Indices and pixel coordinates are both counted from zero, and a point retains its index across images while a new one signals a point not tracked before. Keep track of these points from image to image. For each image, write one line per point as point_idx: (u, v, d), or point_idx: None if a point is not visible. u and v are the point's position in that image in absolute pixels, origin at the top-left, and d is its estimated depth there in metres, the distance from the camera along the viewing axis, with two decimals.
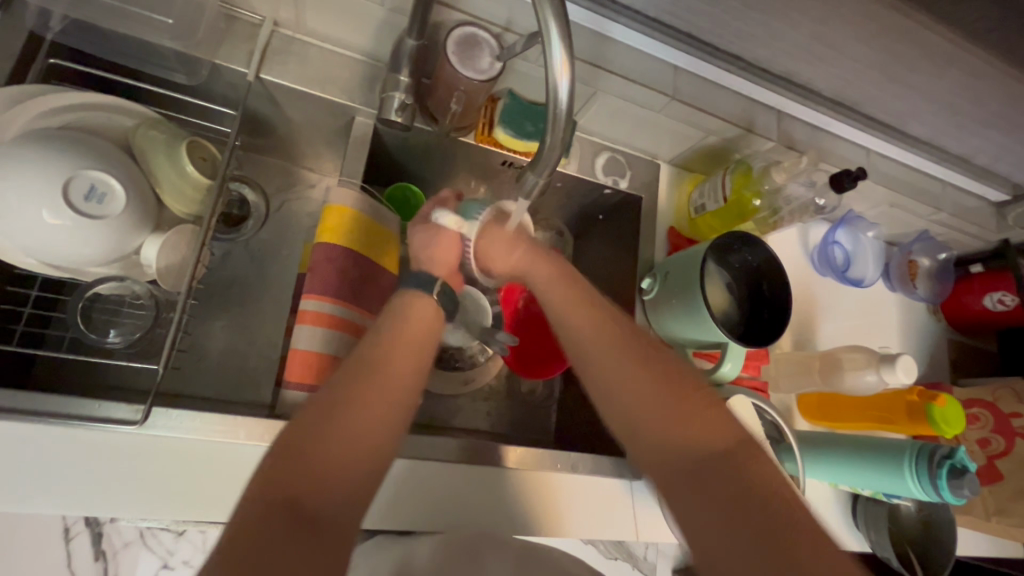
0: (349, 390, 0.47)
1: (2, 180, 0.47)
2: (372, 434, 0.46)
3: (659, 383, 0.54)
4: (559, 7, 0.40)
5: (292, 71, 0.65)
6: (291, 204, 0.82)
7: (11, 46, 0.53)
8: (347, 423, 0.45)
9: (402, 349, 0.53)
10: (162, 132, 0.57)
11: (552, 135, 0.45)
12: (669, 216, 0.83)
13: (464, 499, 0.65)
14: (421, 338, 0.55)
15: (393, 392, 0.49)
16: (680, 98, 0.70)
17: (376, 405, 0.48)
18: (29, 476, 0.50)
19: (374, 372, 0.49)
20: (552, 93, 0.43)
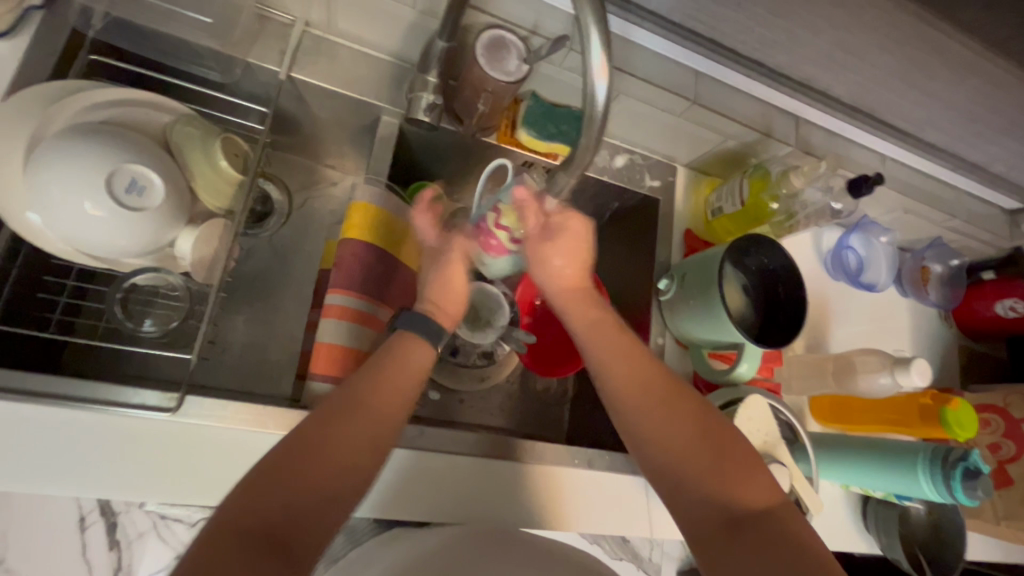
0: (320, 421, 0.49)
1: (47, 173, 0.48)
2: (338, 469, 0.47)
3: (685, 420, 0.57)
4: (600, 13, 0.41)
5: (322, 70, 0.66)
6: (313, 202, 0.83)
7: (54, 42, 0.55)
8: (314, 451, 0.47)
9: (379, 382, 0.53)
10: (196, 127, 0.59)
11: (586, 137, 0.46)
12: (685, 218, 0.84)
13: (476, 492, 0.66)
14: (401, 370, 0.56)
15: (367, 427, 0.50)
16: (701, 102, 0.71)
17: (349, 450, 0.48)
18: (48, 464, 0.51)
19: (353, 404, 0.51)
20: (589, 96, 0.43)
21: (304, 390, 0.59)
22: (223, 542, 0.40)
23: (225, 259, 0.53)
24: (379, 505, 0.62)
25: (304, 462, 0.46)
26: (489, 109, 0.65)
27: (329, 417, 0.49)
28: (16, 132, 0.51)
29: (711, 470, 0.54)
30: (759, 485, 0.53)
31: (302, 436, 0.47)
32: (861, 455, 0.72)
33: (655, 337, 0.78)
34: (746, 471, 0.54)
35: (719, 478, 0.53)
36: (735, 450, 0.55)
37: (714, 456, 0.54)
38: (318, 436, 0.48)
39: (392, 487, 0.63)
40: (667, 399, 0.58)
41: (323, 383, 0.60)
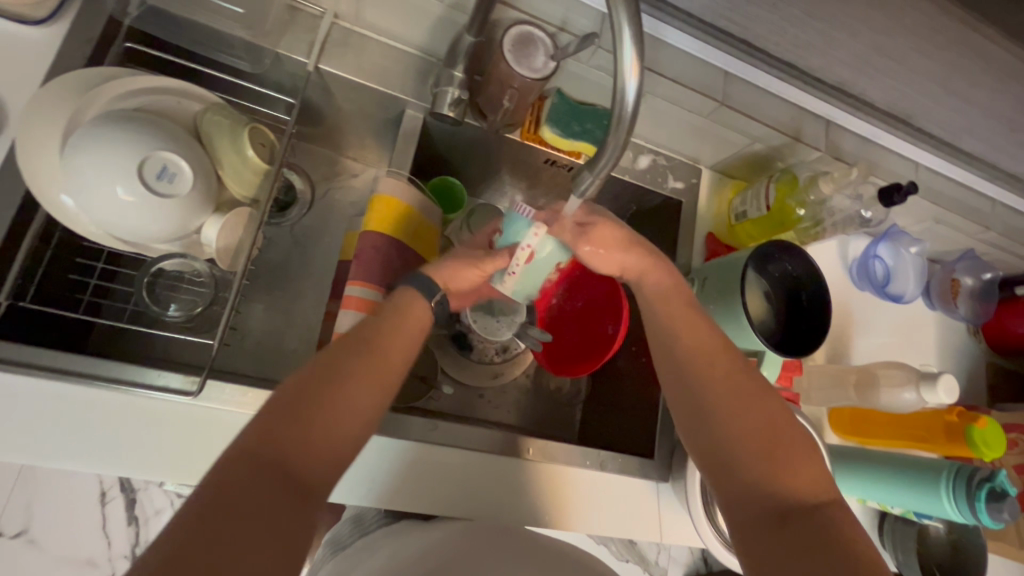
0: (340, 368, 0.49)
1: (83, 159, 0.50)
2: (355, 418, 0.48)
3: (736, 389, 0.57)
4: (634, 10, 0.40)
5: (349, 63, 0.67)
6: (334, 193, 0.84)
7: (92, 30, 0.57)
8: (333, 397, 0.47)
9: (395, 337, 0.54)
10: (226, 117, 0.59)
11: (614, 138, 0.45)
12: (708, 221, 0.82)
13: (487, 488, 0.66)
14: (414, 330, 0.56)
15: (384, 380, 0.51)
16: (729, 104, 0.70)
17: (360, 403, 0.48)
18: (67, 441, 0.52)
19: (369, 356, 0.51)
20: (619, 97, 0.43)
21: None
22: (243, 475, 0.40)
23: (250, 248, 0.54)
24: (390, 495, 0.63)
25: (321, 406, 0.46)
26: (514, 105, 0.64)
27: (338, 366, 0.49)
28: (55, 116, 0.52)
29: (755, 442, 0.54)
30: (808, 467, 0.53)
31: (323, 380, 0.47)
32: (880, 469, 0.71)
33: None
34: (794, 452, 0.53)
35: (766, 462, 0.53)
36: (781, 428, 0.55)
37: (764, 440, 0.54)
38: (338, 383, 0.48)
39: (403, 479, 0.63)
40: (725, 376, 0.58)
41: None
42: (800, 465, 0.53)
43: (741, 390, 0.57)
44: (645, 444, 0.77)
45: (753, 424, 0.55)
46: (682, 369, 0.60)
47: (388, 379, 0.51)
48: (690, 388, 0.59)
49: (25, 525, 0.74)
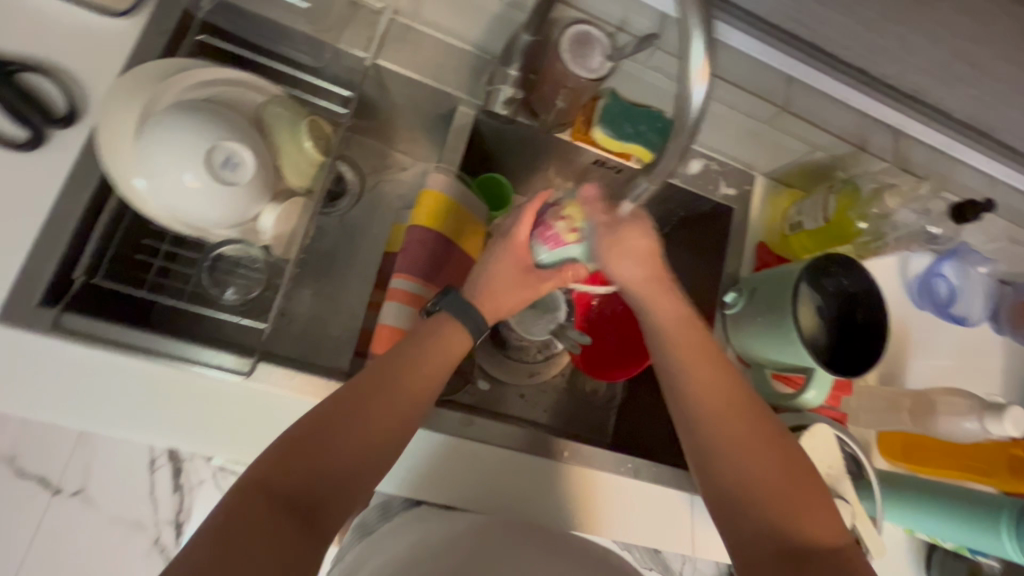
0: (364, 398, 0.50)
1: (155, 147, 0.52)
2: (374, 446, 0.49)
3: (761, 433, 0.54)
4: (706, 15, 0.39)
5: (406, 58, 0.68)
6: (383, 185, 0.86)
7: (168, 22, 0.59)
8: (351, 427, 0.48)
9: (423, 364, 0.54)
10: (286, 109, 0.61)
11: (675, 143, 0.44)
12: (761, 230, 0.79)
13: (517, 487, 0.66)
14: (443, 357, 0.56)
15: (406, 408, 0.51)
16: (790, 110, 0.69)
17: (375, 431, 0.49)
18: (127, 410, 0.55)
19: (393, 385, 0.51)
20: (683, 98, 0.42)
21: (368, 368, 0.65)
22: (257, 505, 0.42)
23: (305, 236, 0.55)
24: (419, 485, 0.64)
25: (340, 435, 0.47)
26: (568, 105, 0.64)
27: (360, 395, 0.50)
28: (130, 104, 0.55)
29: (772, 489, 0.52)
30: (825, 518, 0.51)
31: (345, 409, 0.48)
32: (933, 501, 0.67)
33: None
34: (809, 502, 0.52)
35: (778, 508, 0.51)
36: (801, 478, 0.53)
37: (779, 479, 0.52)
38: (359, 413, 0.49)
39: (433, 469, 0.64)
40: (751, 416, 0.55)
41: None
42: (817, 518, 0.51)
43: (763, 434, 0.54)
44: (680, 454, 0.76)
45: (773, 470, 0.53)
46: (692, 401, 0.57)
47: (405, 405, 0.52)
48: (698, 424, 0.56)
49: (82, 485, 0.80)
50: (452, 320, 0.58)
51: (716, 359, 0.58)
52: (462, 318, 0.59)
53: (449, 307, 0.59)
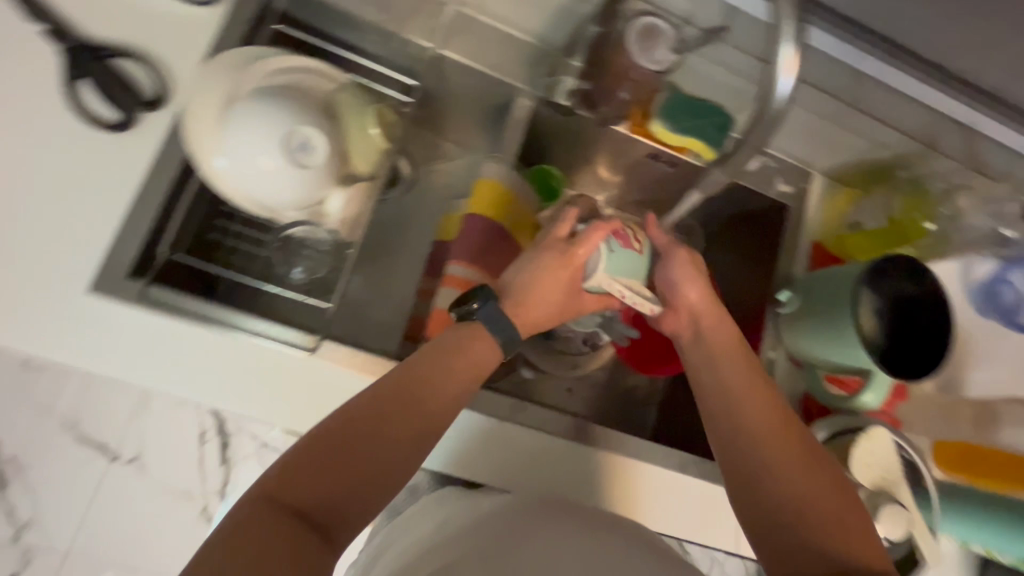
0: (383, 409, 0.47)
1: (238, 132, 0.55)
2: (388, 461, 0.46)
3: (794, 447, 0.52)
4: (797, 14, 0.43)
5: (468, 49, 0.69)
6: (432, 175, 0.86)
7: (246, 12, 0.62)
8: (369, 440, 0.45)
9: (449, 375, 0.51)
10: (355, 98, 0.63)
11: (757, 133, 0.48)
12: (816, 229, 0.77)
13: (555, 472, 0.67)
14: (469, 368, 0.52)
15: (425, 421, 0.49)
16: (859, 106, 0.72)
17: (400, 436, 0.47)
18: (199, 379, 0.57)
19: (416, 398, 0.49)
20: (768, 89, 0.45)
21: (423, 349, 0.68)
22: (263, 517, 0.40)
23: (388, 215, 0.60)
24: (460, 464, 0.65)
25: (355, 447, 0.45)
26: (631, 97, 0.64)
27: (381, 406, 0.47)
28: (213, 88, 0.57)
29: (812, 501, 0.49)
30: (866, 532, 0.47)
31: (363, 419, 0.46)
32: (993, 515, 0.65)
33: (767, 350, 0.74)
34: (852, 517, 0.48)
35: (823, 518, 0.47)
36: (841, 493, 0.50)
37: (825, 505, 0.48)
38: (376, 426, 0.46)
39: (473, 449, 0.65)
40: (785, 425, 0.53)
41: None
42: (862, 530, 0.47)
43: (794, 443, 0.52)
44: None
45: (810, 480, 0.50)
46: (721, 411, 0.55)
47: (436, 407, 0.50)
48: (727, 436, 0.54)
49: (140, 449, 0.64)
50: (482, 326, 0.55)
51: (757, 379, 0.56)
52: (493, 329, 0.56)
53: (482, 315, 0.56)
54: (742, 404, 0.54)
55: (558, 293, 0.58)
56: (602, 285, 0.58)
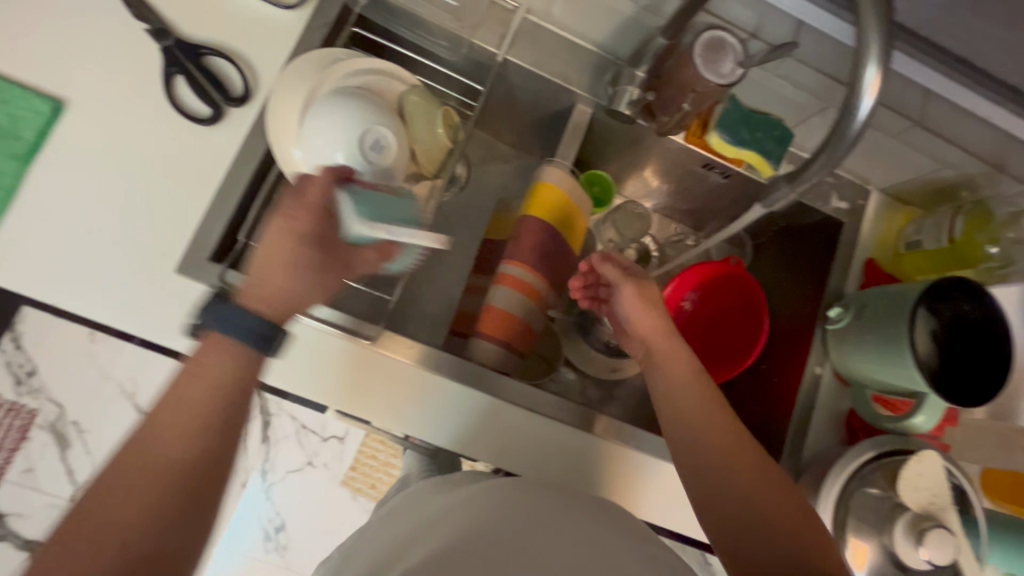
0: (120, 477, 0.43)
1: (316, 127, 0.58)
2: (135, 522, 0.42)
3: (732, 438, 0.59)
4: (886, 32, 0.43)
5: (533, 55, 0.71)
6: (485, 173, 0.88)
7: (330, 15, 0.65)
8: (108, 511, 0.41)
9: (185, 409, 0.47)
10: (425, 98, 0.66)
11: (831, 154, 0.51)
12: (871, 247, 0.77)
13: (560, 456, 0.70)
14: (201, 389, 0.48)
15: (167, 464, 0.44)
16: (924, 124, 0.69)
17: (148, 493, 0.43)
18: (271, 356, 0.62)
19: (150, 447, 0.44)
20: (850, 111, 0.47)
21: (475, 343, 0.70)
22: None
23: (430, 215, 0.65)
24: (468, 440, 0.69)
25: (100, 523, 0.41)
26: (692, 108, 0.64)
27: (117, 473, 0.43)
28: (296, 86, 0.61)
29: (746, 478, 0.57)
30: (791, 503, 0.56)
31: (100, 495, 0.42)
32: None
33: (813, 365, 0.74)
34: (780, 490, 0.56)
35: (754, 490, 0.56)
36: (772, 472, 0.57)
37: (782, 513, 0.54)
38: (116, 494, 0.42)
39: (479, 427, 0.68)
40: (723, 421, 0.60)
41: (490, 342, 0.69)
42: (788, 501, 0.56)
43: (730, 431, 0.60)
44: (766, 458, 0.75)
45: (745, 463, 0.57)
46: (669, 407, 0.62)
47: (170, 467, 0.45)
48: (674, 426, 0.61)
49: None
50: (221, 335, 0.50)
51: (709, 403, 0.61)
52: (233, 330, 0.50)
53: (217, 327, 0.50)
54: (699, 429, 0.60)
55: (280, 276, 0.53)
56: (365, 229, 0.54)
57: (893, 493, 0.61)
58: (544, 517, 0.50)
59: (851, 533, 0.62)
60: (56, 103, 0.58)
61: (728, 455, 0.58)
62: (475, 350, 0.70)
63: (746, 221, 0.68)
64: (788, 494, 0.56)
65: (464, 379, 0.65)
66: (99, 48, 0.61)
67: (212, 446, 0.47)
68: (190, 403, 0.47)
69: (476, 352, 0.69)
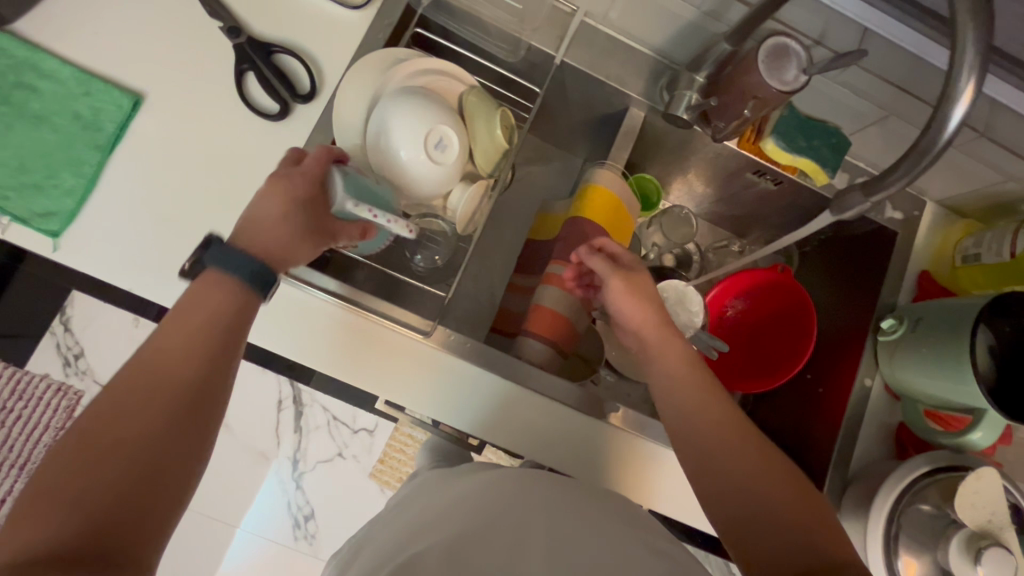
0: (121, 405, 0.42)
1: (384, 125, 0.60)
2: (141, 446, 0.40)
3: (736, 435, 0.56)
4: (983, 39, 0.42)
5: (589, 58, 0.72)
6: (531, 172, 0.88)
7: (393, 15, 0.67)
8: (109, 436, 0.40)
9: (183, 337, 0.45)
10: (484, 99, 0.67)
11: (915, 163, 0.49)
12: (925, 258, 0.76)
13: (581, 454, 0.68)
14: (198, 318, 0.46)
15: (169, 389, 0.43)
16: (992, 137, 0.67)
17: (151, 419, 0.42)
18: (323, 348, 0.64)
19: (152, 376, 0.43)
20: (938, 124, 0.46)
21: (525, 343, 0.70)
22: None
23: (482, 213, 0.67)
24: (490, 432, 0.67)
25: (101, 450, 0.39)
26: (752, 114, 0.64)
27: (119, 401, 0.42)
28: (362, 85, 0.63)
29: (757, 474, 0.54)
30: (804, 498, 0.53)
31: (100, 424, 0.40)
32: None
33: (863, 376, 0.74)
34: (790, 487, 0.53)
35: (765, 485, 0.53)
36: (780, 467, 0.55)
37: (788, 504, 0.52)
38: (117, 419, 0.41)
39: (504, 419, 0.66)
40: (729, 417, 0.57)
41: (540, 341, 0.70)
42: (800, 496, 0.53)
43: (736, 426, 0.57)
44: (813, 467, 0.74)
45: (754, 461, 0.54)
46: (671, 406, 0.59)
47: (167, 382, 0.43)
48: (679, 426, 0.58)
49: None
50: (216, 275, 0.48)
51: (705, 392, 0.59)
52: (233, 269, 0.48)
53: (213, 264, 0.48)
54: (694, 418, 0.57)
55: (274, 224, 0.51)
56: (353, 209, 0.51)
57: (948, 509, 0.61)
58: (529, 512, 0.49)
59: (903, 549, 0.61)
60: (135, 96, 0.61)
61: (724, 444, 0.56)
62: (525, 350, 0.70)
63: (822, 224, 0.67)
64: (787, 477, 0.54)
65: (516, 378, 0.66)
66: (175, 46, 0.63)
67: (209, 365, 0.45)
68: (183, 327, 0.45)
69: (526, 351, 0.70)
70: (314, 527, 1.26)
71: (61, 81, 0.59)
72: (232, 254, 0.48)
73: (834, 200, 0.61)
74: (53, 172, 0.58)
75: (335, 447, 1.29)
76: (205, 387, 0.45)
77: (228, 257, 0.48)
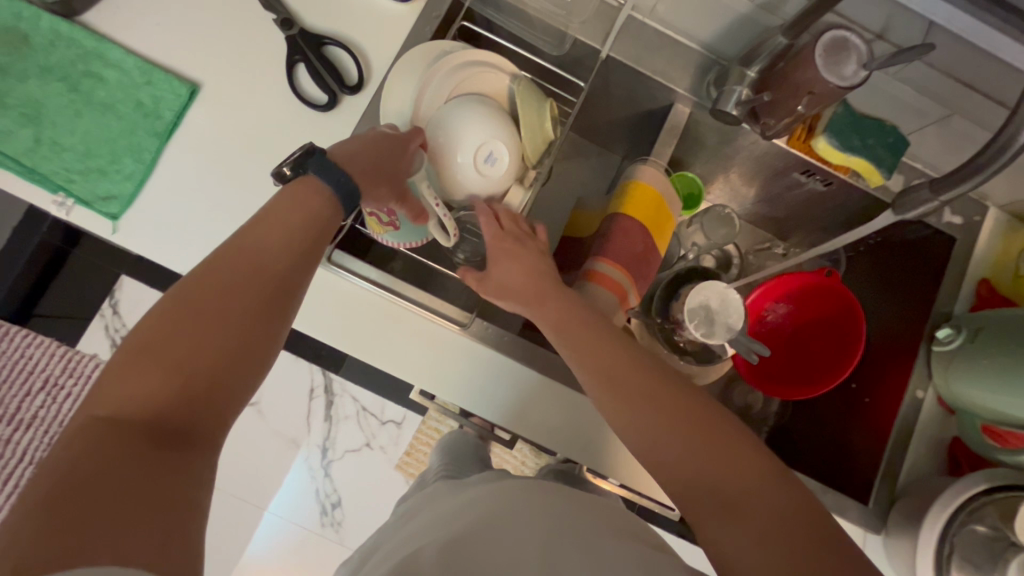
0: (210, 288, 0.44)
1: (440, 128, 0.59)
2: (227, 328, 0.43)
3: (677, 411, 0.49)
4: None
5: (635, 53, 0.71)
6: (571, 168, 0.87)
7: (441, 9, 0.67)
8: (199, 312, 0.42)
9: (271, 233, 0.47)
10: (534, 91, 0.64)
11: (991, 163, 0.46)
12: (984, 266, 0.73)
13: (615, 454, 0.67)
14: (291, 219, 0.48)
15: (259, 279, 0.45)
16: None
17: (239, 304, 0.44)
18: (364, 335, 0.65)
19: (243, 265, 0.45)
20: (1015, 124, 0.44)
21: None
22: (92, 437, 0.35)
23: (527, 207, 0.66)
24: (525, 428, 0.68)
25: (193, 326, 0.42)
26: (805, 110, 0.62)
27: (211, 283, 0.44)
28: (409, 79, 0.63)
29: (709, 449, 0.46)
30: (764, 472, 0.44)
31: (191, 302, 0.43)
32: None
33: (915, 388, 0.71)
34: (747, 460, 0.45)
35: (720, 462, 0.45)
36: (734, 440, 0.46)
37: (745, 481, 0.44)
38: (208, 299, 0.43)
39: (541, 416, 0.66)
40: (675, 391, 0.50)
41: None
42: (764, 472, 0.44)
43: (680, 401, 0.49)
44: (858, 480, 0.72)
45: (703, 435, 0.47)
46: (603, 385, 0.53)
47: (258, 270, 0.46)
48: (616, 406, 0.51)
49: None
50: (312, 180, 0.51)
51: (639, 368, 0.52)
52: (328, 179, 0.52)
53: (314, 170, 0.52)
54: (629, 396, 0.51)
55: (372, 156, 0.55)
56: (421, 186, 0.55)
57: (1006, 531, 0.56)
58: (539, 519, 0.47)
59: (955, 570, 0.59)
60: (192, 86, 0.62)
61: (671, 425, 0.48)
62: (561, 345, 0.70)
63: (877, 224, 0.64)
64: (750, 453, 0.46)
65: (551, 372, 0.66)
66: (231, 39, 0.65)
67: (294, 264, 0.48)
68: (284, 222, 0.48)
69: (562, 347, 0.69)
70: (341, 515, 1.28)
71: (124, 70, 0.62)
72: (329, 166, 0.52)
73: (897, 199, 0.59)
74: (116, 157, 0.61)
75: (363, 437, 1.31)
76: (292, 282, 0.47)
77: (329, 166, 0.52)
